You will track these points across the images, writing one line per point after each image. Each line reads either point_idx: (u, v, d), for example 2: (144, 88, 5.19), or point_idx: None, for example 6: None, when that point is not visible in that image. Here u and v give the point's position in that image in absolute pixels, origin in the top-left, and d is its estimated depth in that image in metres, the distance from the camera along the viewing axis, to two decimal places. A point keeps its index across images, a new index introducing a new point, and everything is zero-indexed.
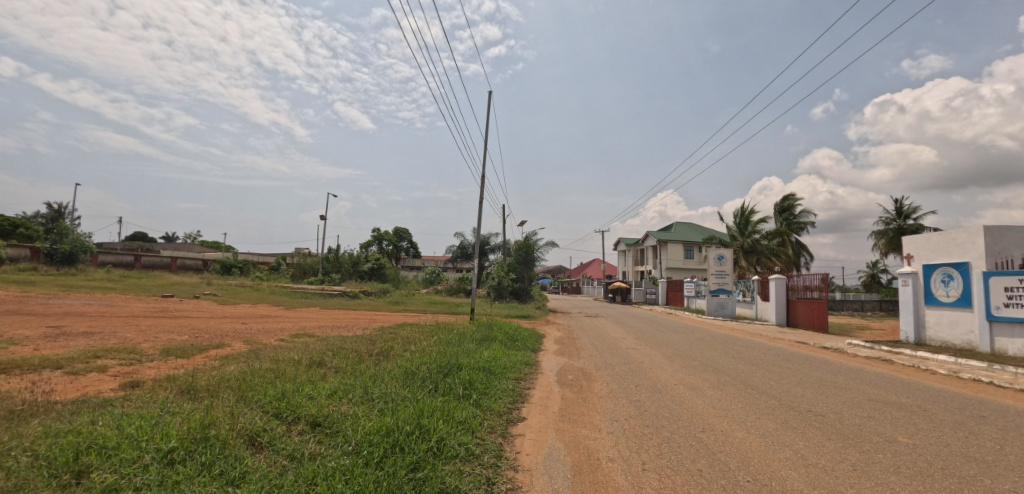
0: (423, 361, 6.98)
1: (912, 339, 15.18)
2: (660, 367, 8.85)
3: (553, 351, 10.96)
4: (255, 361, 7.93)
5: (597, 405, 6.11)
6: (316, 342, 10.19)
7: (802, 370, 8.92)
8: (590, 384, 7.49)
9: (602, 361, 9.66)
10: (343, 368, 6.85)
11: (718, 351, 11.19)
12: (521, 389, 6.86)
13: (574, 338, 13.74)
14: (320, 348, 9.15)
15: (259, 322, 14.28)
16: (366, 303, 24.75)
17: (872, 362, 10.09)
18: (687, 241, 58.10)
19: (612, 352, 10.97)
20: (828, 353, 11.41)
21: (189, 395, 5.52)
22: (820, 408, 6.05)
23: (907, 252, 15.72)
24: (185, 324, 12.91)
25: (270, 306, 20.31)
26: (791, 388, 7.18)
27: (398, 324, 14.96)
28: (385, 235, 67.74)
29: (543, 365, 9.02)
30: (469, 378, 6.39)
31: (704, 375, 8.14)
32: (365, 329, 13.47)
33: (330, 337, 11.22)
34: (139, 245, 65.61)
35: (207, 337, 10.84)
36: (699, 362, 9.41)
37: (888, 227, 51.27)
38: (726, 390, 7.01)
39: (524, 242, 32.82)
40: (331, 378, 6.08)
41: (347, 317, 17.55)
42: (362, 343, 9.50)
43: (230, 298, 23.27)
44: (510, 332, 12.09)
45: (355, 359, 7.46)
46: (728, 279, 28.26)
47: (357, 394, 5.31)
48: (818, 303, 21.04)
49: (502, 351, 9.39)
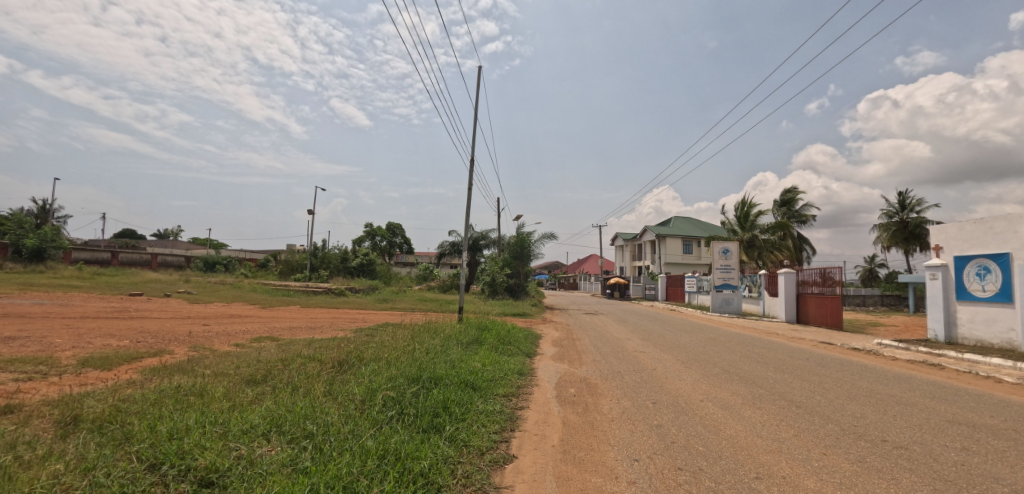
0: (389, 375, 5.53)
1: (941, 338, 13.89)
2: (676, 377, 7.49)
3: (550, 356, 9.57)
4: (189, 375, 6.48)
5: (609, 434, 4.75)
6: (276, 348, 8.69)
7: (845, 378, 7.55)
8: (597, 400, 6.10)
9: (607, 368, 8.28)
10: (285, 387, 5.39)
11: (737, 354, 9.84)
12: (511, 411, 5.43)
13: (574, 339, 12.32)
14: (277, 355, 7.69)
15: (221, 324, 12.68)
16: (351, 301, 23.24)
17: (918, 367, 8.76)
18: (686, 236, 56.78)
19: (618, 356, 9.57)
20: (862, 355, 10.09)
21: (57, 434, 4.06)
22: (898, 437, 4.70)
23: (936, 243, 14.37)
24: (133, 327, 11.31)
25: (244, 306, 18.71)
26: (847, 407, 5.83)
27: (379, 324, 13.48)
28: (377, 230, 66.05)
29: (539, 375, 7.62)
30: (444, 398, 4.97)
31: (732, 387, 6.78)
32: (341, 331, 11.94)
33: (294, 342, 9.69)
34: (125, 242, 63.79)
35: (150, 342, 9.29)
36: (721, 369, 8.04)
37: (891, 220, 49.99)
38: (767, 409, 5.65)
39: (518, 236, 31.29)
40: (264, 402, 4.65)
41: (326, 317, 16.04)
42: (326, 350, 8.01)
43: (204, 295, 21.70)
44: (501, 333, 10.67)
45: (307, 374, 6.01)
46: (733, 275, 26.98)
47: (287, 431, 3.87)
48: (833, 299, 19.74)
49: (491, 358, 7.97)
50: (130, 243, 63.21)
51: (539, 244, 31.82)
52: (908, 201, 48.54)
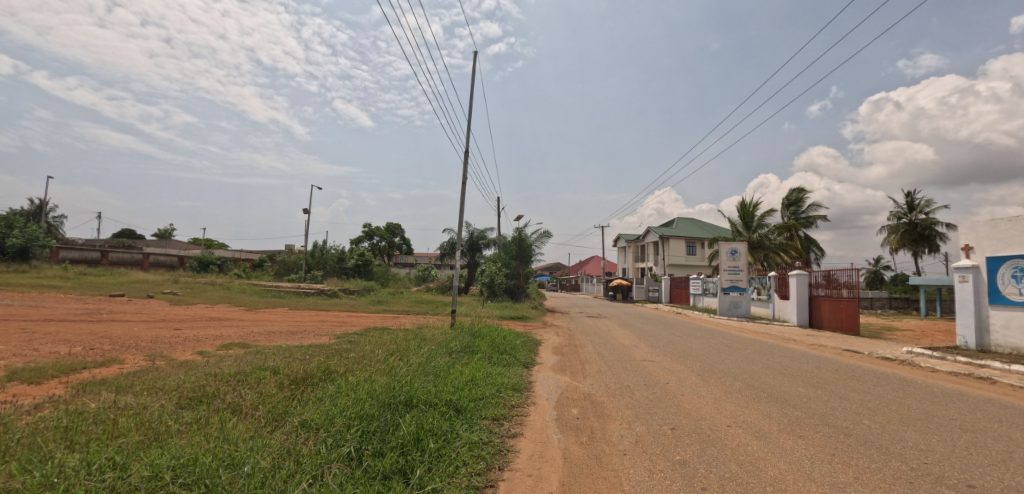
0: (351, 398, 4.55)
1: (973, 345, 12.88)
2: (695, 393, 6.52)
3: (550, 366, 8.60)
4: (126, 392, 5.53)
5: (624, 475, 3.78)
6: (244, 358, 7.77)
7: (888, 396, 6.58)
8: (605, 425, 5.11)
9: (614, 381, 7.31)
10: (225, 414, 4.43)
11: (757, 365, 8.87)
12: (500, 441, 4.47)
13: (576, 346, 11.31)
14: (239, 366, 6.75)
15: (194, 328, 11.73)
16: (343, 303, 22.28)
17: (965, 381, 7.78)
18: (689, 237, 55.71)
19: (626, 366, 8.59)
20: (895, 366, 9.11)
21: None
22: (989, 483, 3.73)
23: (965, 242, 13.36)
24: (94, 331, 10.37)
25: (228, 307, 17.77)
26: (907, 436, 4.84)
27: (366, 328, 12.54)
28: (375, 230, 65.29)
29: (538, 390, 6.67)
30: (418, 428, 4.01)
31: (762, 408, 5.79)
32: (323, 337, 10.98)
33: (265, 350, 8.74)
34: (119, 242, 62.88)
35: (104, 350, 8.36)
36: (744, 385, 7.09)
37: (899, 222, 48.81)
38: (812, 441, 4.66)
39: (518, 235, 30.34)
40: (188, 436, 3.69)
41: (312, 320, 15.09)
42: (294, 360, 7.06)
43: (189, 297, 20.79)
44: (496, 340, 9.66)
45: (261, 394, 5.06)
46: (741, 276, 25.91)
47: (197, 482, 2.91)
48: (849, 302, 18.72)
49: (483, 370, 7.00)
50: (126, 244, 62.54)
51: (539, 244, 30.88)
52: (916, 202, 47.46)
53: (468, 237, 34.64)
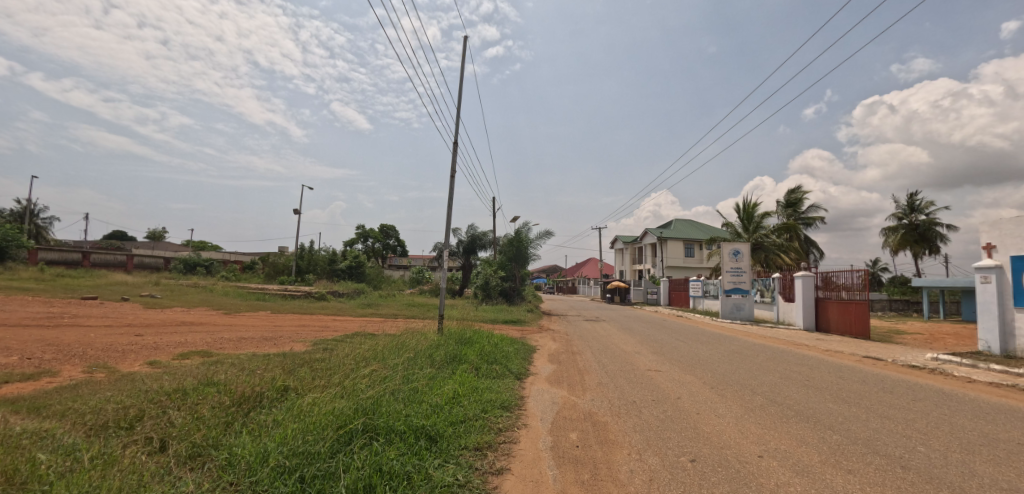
0: (290, 430, 3.60)
1: (997, 350, 12.05)
2: (713, 412, 5.64)
3: (546, 377, 7.71)
4: (35, 415, 4.62)
5: None
6: (196, 370, 6.80)
7: (933, 414, 5.71)
8: (610, 456, 4.21)
9: (619, 396, 6.43)
10: (130, 453, 3.53)
11: (774, 375, 8.00)
12: (482, 482, 3.56)
13: (574, 354, 10.42)
14: (183, 381, 5.83)
15: (158, 334, 10.73)
16: (330, 306, 21.29)
17: (1010, 393, 6.93)
18: (688, 239, 55.00)
19: (629, 377, 7.72)
20: (924, 375, 8.28)
21: None
22: None
23: (987, 241, 12.63)
24: (43, 338, 9.38)
25: (206, 311, 16.74)
26: (980, 472, 3.96)
27: (348, 334, 11.65)
28: (370, 232, 64.89)
29: (532, 407, 5.80)
30: (370, 475, 3.08)
31: (795, 432, 4.91)
32: (297, 344, 10.00)
33: (225, 359, 7.82)
34: (109, 244, 61.94)
35: (43, 360, 7.42)
36: (765, 400, 6.23)
37: (900, 224, 48.24)
38: (868, 478, 3.78)
39: (516, 237, 29.69)
40: (62, 483, 2.78)
41: (292, 324, 14.13)
42: (251, 373, 6.14)
43: (168, 300, 19.79)
44: (487, 348, 8.73)
45: (191, 420, 4.15)
46: (744, 278, 25.11)
47: None
48: (858, 304, 17.91)
49: (469, 383, 6.12)
50: (115, 245, 61.26)
51: (536, 245, 30.04)
52: (918, 203, 46.83)
53: (463, 239, 33.83)
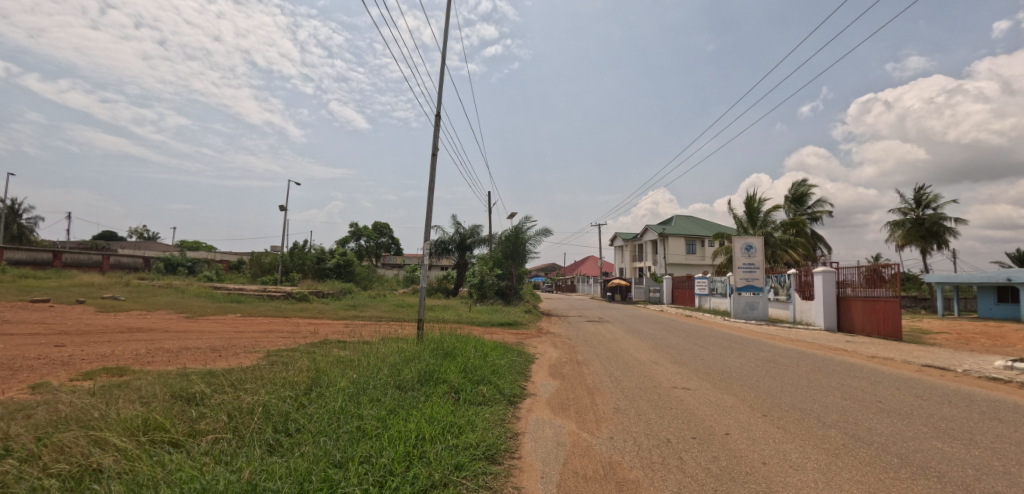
0: None
1: None
2: (787, 461, 3.97)
3: (547, 401, 6.05)
4: None
5: None
6: (78, 397, 5.07)
7: None
8: None
9: (647, 431, 4.77)
10: None
11: (832, 394, 6.34)
12: None
13: (579, 365, 8.75)
14: (35, 419, 4.12)
15: (84, 345, 8.97)
16: (310, 308, 19.58)
17: None
18: (690, 236, 53.36)
19: (653, 400, 6.06)
20: (1018, 392, 6.61)
21: None
22: None
23: None
24: None
25: (165, 315, 14.91)
26: None
27: (316, 342, 9.96)
28: (362, 230, 62.88)
29: (530, 454, 4.14)
30: None
31: None
32: (245, 356, 8.26)
33: (136, 380, 6.10)
34: (92, 243, 60.06)
35: None
36: (847, 437, 4.58)
37: (906, 218, 46.55)
38: None
39: (513, 232, 28.10)
40: None
41: (257, 329, 12.47)
42: (137, 405, 4.42)
43: (130, 302, 18.08)
44: (472, 360, 7.09)
45: None
46: (757, 275, 23.46)
47: None
48: (886, 303, 16.25)
49: (439, 418, 4.42)
50: (100, 246, 59.14)
51: (536, 242, 28.38)
52: (925, 197, 45.21)
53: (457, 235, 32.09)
